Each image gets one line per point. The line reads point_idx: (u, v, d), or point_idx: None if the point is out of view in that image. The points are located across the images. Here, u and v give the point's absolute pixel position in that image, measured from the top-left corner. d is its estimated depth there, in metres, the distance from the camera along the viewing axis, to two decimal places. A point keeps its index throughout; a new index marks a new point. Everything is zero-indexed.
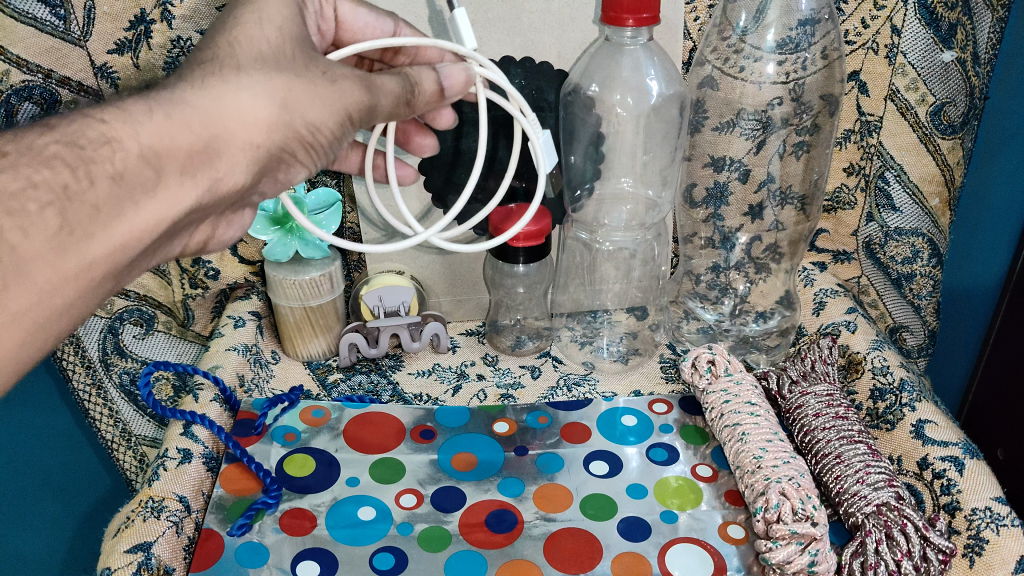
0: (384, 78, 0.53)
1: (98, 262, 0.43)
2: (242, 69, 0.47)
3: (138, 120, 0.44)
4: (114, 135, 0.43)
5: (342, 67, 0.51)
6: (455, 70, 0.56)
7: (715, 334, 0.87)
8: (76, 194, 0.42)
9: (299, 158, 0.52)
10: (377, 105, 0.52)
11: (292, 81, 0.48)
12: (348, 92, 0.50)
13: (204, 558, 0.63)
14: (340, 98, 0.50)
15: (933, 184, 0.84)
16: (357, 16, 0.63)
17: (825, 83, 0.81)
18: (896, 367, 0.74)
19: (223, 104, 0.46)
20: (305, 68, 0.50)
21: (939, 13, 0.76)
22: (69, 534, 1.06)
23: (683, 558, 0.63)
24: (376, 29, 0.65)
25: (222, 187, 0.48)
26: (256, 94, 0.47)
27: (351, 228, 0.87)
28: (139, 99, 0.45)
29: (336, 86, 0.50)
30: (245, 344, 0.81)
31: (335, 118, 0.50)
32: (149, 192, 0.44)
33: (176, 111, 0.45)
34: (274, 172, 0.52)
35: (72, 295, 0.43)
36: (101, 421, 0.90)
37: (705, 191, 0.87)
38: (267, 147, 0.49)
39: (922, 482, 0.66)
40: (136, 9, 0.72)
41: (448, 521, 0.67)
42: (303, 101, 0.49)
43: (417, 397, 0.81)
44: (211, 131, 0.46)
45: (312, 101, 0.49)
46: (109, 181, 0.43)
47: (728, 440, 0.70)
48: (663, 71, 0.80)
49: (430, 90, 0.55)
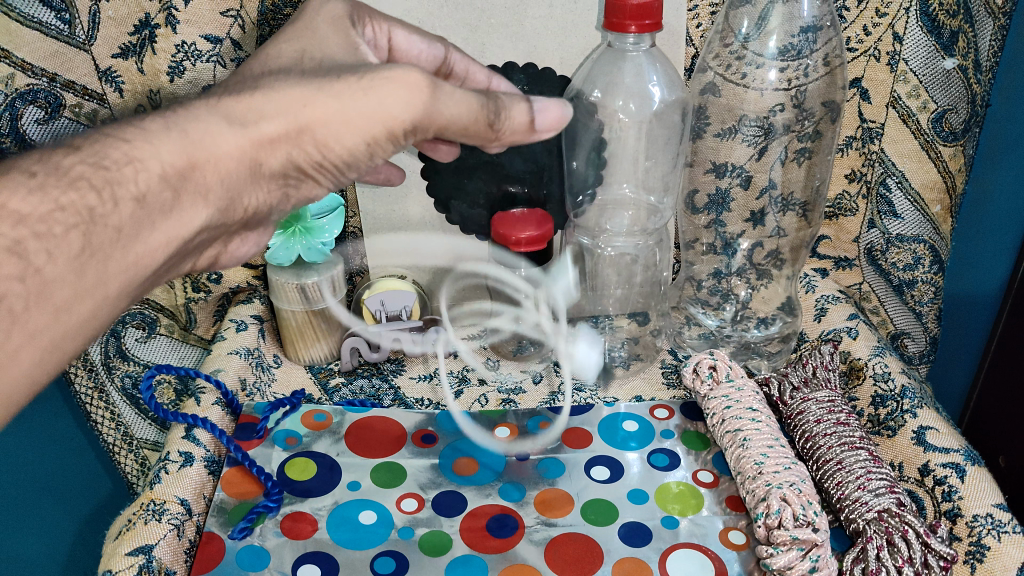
0: (454, 91, 0.50)
1: (116, 278, 0.44)
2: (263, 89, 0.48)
3: (157, 139, 0.45)
4: (137, 155, 0.44)
5: (387, 68, 0.48)
6: (550, 107, 0.55)
7: (716, 340, 0.86)
8: (100, 217, 0.42)
9: (312, 173, 0.51)
10: (433, 115, 0.49)
11: (314, 95, 0.47)
12: (387, 99, 0.47)
13: (204, 562, 0.63)
14: (374, 109, 0.48)
15: (934, 191, 0.85)
16: (411, 43, 0.64)
17: (827, 90, 0.81)
18: (898, 374, 0.74)
19: (234, 119, 0.46)
20: (337, 79, 0.48)
21: (940, 21, 0.77)
22: (71, 535, 1.06)
23: (684, 564, 0.63)
24: (428, 55, 0.65)
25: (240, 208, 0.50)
26: (272, 112, 0.47)
27: (355, 232, 0.89)
28: (157, 116, 0.46)
29: (372, 95, 0.47)
30: (247, 348, 0.81)
31: (364, 135, 0.49)
32: (166, 213, 0.45)
33: (191, 128, 0.46)
34: (287, 188, 0.52)
35: (89, 311, 0.43)
36: (102, 425, 0.91)
37: (708, 197, 0.87)
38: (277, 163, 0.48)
39: (924, 489, 0.66)
40: (140, 14, 0.72)
41: (449, 526, 0.67)
42: (326, 116, 0.47)
43: (418, 401, 0.81)
44: (223, 155, 0.46)
45: (340, 114, 0.47)
46: (132, 204, 0.43)
47: (730, 446, 0.70)
48: (665, 77, 0.81)
49: (520, 122, 0.54)
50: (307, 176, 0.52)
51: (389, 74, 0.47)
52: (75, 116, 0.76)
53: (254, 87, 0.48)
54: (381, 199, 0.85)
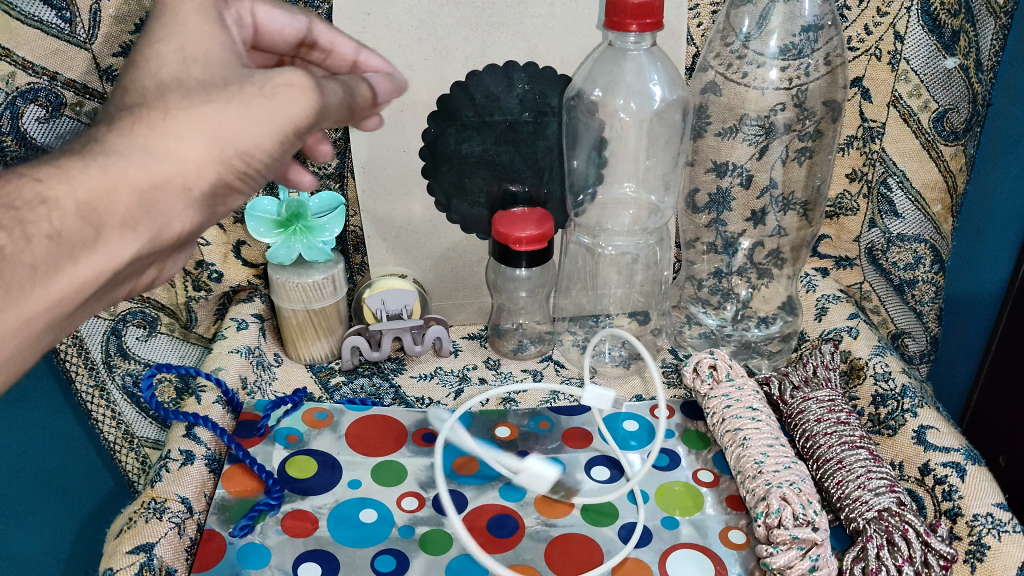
0: (328, 83, 0.47)
1: (37, 317, 0.42)
2: (172, 112, 0.43)
3: (75, 176, 0.41)
4: (50, 194, 0.41)
5: (279, 73, 0.45)
6: (381, 77, 0.52)
7: (717, 339, 0.87)
8: (12, 256, 0.39)
9: (241, 187, 0.47)
10: (327, 109, 0.47)
11: (222, 109, 0.44)
12: (290, 104, 0.45)
13: (205, 560, 0.63)
14: (280, 114, 0.45)
15: (935, 190, 0.84)
16: (273, 17, 0.57)
17: (828, 89, 0.80)
18: (898, 373, 0.74)
19: (153, 149, 0.43)
20: (239, 89, 0.44)
21: (941, 20, 0.77)
22: (72, 533, 1.05)
23: (684, 564, 0.63)
24: (291, 28, 0.58)
25: (168, 236, 0.46)
26: (187, 136, 0.43)
27: (354, 232, 0.87)
28: (72, 152, 0.42)
29: (275, 100, 0.45)
30: (247, 346, 0.81)
31: (274, 140, 0.45)
32: (90, 248, 0.42)
33: (110, 162, 0.42)
34: (214, 206, 0.48)
35: (10, 349, 0.42)
36: (103, 423, 0.90)
37: (708, 197, 0.87)
38: (202, 187, 0.45)
39: (924, 488, 0.66)
40: (141, 12, 0.73)
41: (449, 525, 0.67)
42: (238, 129, 0.44)
43: (419, 400, 0.81)
44: (149, 183, 0.43)
45: (249, 125, 0.44)
46: (47, 242, 0.40)
47: (730, 445, 0.70)
48: (666, 76, 0.81)
49: (366, 96, 0.50)
50: (239, 193, 0.48)
51: (285, 78, 0.45)
52: (76, 115, 0.75)
53: (157, 110, 0.43)
54: (381, 198, 0.83)
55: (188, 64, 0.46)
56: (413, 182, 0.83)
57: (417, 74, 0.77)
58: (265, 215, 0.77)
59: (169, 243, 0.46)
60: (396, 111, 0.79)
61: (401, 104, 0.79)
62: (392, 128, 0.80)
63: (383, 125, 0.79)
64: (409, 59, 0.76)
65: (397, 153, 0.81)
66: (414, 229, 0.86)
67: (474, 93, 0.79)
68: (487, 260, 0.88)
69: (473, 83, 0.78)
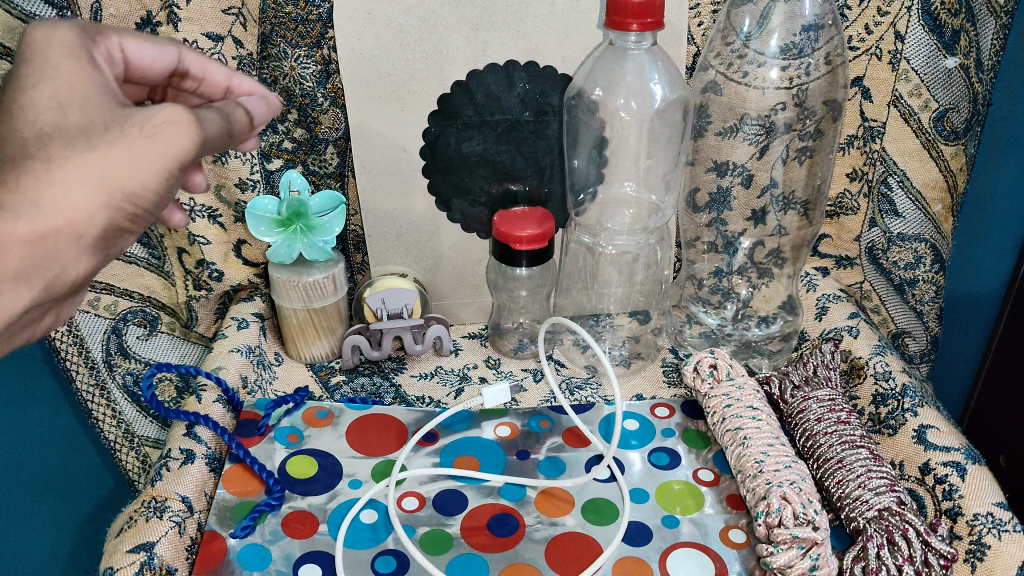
0: (204, 112, 0.46)
1: None
2: (55, 163, 0.41)
3: None
4: None
5: (159, 109, 0.43)
6: (257, 100, 0.51)
7: (717, 338, 0.87)
8: None
9: (135, 229, 0.46)
10: (208, 142, 0.45)
11: (106, 153, 0.42)
12: (173, 143, 0.43)
13: (205, 561, 0.63)
14: (166, 153, 0.43)
15: (935, 190, 0.84)
16: (143, 52, 0.53)
17: (829, 88, 0.80)
18: (899, 373, 0.74)
19: (41, 202, 0.41)
20: (120, 132, 0.43)
21: (942, 19, 0.76)
22: (72, 532, 1.05)
23: (684, 564, 0.63)
24: (162, 62, 0.55)
25: (64, 283, 0.44)
26: (73, 186, 0.41)
27: (355, 231, 0.87)
28: None
29: (158, 139, 0.43)
30: (248, 345, 0.81)
31: (161, 181, 0.43)
32: None
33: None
34: (111, 249, 0.46)
35: None
36: (103, 422, 0.90)
37: (709, 196, 0.87)
38: (94, 235, 0.43)
39: (924, 487, 0.66)
40: (141, 12, 0.72)
41: (449, 524, 0.67)
42: (123, 174, 0.42)
43: (420, 399, 0.81)
44: (37, 234, 0.41)
45: (135, 168, 0.42)
46: None
47: (730, 444, 0.70)
48: (667, 75, 0.81)
49: (244, 121, 0.49)
50: (133, 234, 0.46)
51: (164, 116, 0.43)
52: None
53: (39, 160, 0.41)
54: (381, 197, 0.83)
55: (65, 109, 0.43)
56: (413, 181, 0.83)
57: (418, 73, 0.77)
58: (266, 214, 0.77)
59: (66, 290, 0.45)
60: (397, 110, 0.79)
61: (401, 104, 0.79)
62: (393, 127, 0.80)
63: (384, 125, 0.79)
64: (409, 58, 0.76)
65: (398, 152, 0.81)
66: (414, 228, 0.86)
67: (474, 92, 0.79)
68: (487, 259, 0.88)
69: (473, 82, 0.78)
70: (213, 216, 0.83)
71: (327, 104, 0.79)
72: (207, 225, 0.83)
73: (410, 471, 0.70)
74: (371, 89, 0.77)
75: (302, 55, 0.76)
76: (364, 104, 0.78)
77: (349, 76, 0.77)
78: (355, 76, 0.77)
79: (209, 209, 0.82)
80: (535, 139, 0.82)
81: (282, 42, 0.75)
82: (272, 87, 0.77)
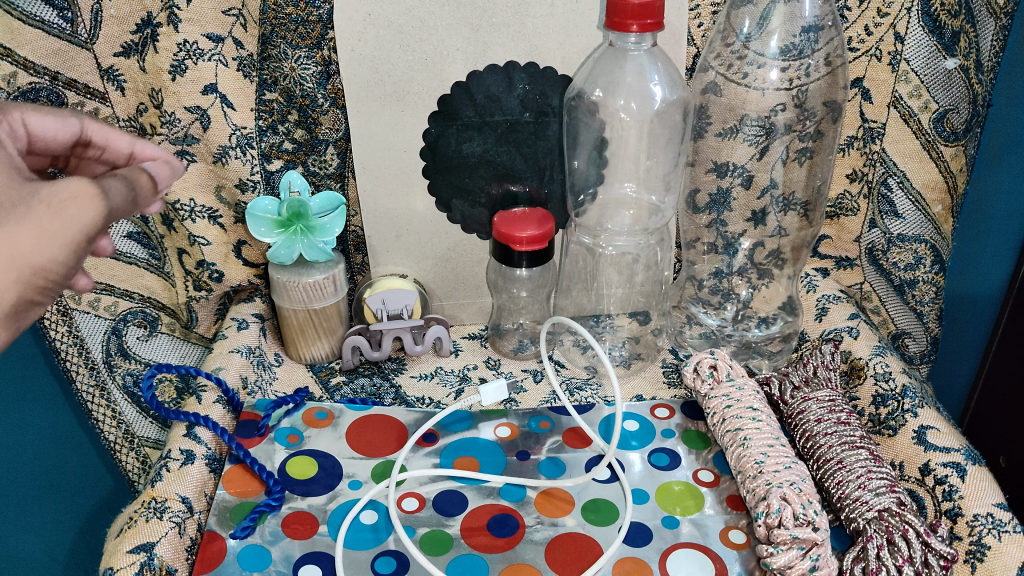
0: (108, 181, 0.46)
1: None
2: None
3: None
4: None
5: (64, 184, 0.43)
6: (160, 166, 0.53)
7: (717, 339, 0.87)
8: None
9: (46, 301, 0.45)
10: (116, 211, 0.46)
11: (11, 230, 0.41)
12: (82, 216, 0.43)
13: (205, 562, 0.63)
14: (77, 226, 0.43)
15: (936, 191, 0.84)
16: (44, 125, 0.53)
17: (829, 89, 0.80)
18: (899, 373, 0.74)
19: None
20: (25, 206, 0.42)
21: (942, 20, 0.76)
22: (72, 534, 1.05)
23: (684, 564, 0.63)
24: (63, 133, 0.55)
25: None
26: None
27: (355, 232, 0.87)
28: None
29: (67, 213, 0.43)
30: (248, 346, 0.81)
31: (74, 253, 0.43)
32: None
33: None
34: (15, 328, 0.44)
35: None
36: (103, 422, 0.89)
37: (709, 197, 0.87)
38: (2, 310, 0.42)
39: (924, 488, 0.66)
40: (142, 12, 0.72)
41: (448, 525, 0.67)
42: (33, 248, 0.42)
43: (420, 400, 0.81)
44: None
45: (46, 242, 0.42)
46: None
47: (730, 445, 0.70)
48: (667, 76, 0.81)
49: (149, 186, 0.49)
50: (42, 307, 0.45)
51: (70, 191, 0.43)
52: None
53: None
54: (382, 198, 0.83)
55: None
56: (414, 182, 0.83)
57: (418, 74, 0.77)
58: (267, 215, 0.77)
59: None
60: (397, 111, 0.79)
61: (402, 104, 0.79)
62: (393, 128, 0.80)
63: (384, 125, 0.79)
64: (409, 59, 0.76)
65: (398, 153, 0.81)
66: (415, 228, 0.86)
67: (474, 93, 0.79)
68: (487, 260, 0.88)
69: (473, 83, 0.78)
70: (214, 217, 0.82)
71: (328, 105, 0.79)
72: (207, 225, 0.83)
73: (410, 472, 0.70)
74: (372, 90, 0.78)
75: (303, 56, 0.76)
76: (364, 105, 0.78)
77: (349, 77, 0.77)
78: (355, 76, 0.77)
79: (209, 210, 0.82)
80: (535, 140, 0.82)
81: (283, 43, 0.75)
82: (273, 87, 0.77)
